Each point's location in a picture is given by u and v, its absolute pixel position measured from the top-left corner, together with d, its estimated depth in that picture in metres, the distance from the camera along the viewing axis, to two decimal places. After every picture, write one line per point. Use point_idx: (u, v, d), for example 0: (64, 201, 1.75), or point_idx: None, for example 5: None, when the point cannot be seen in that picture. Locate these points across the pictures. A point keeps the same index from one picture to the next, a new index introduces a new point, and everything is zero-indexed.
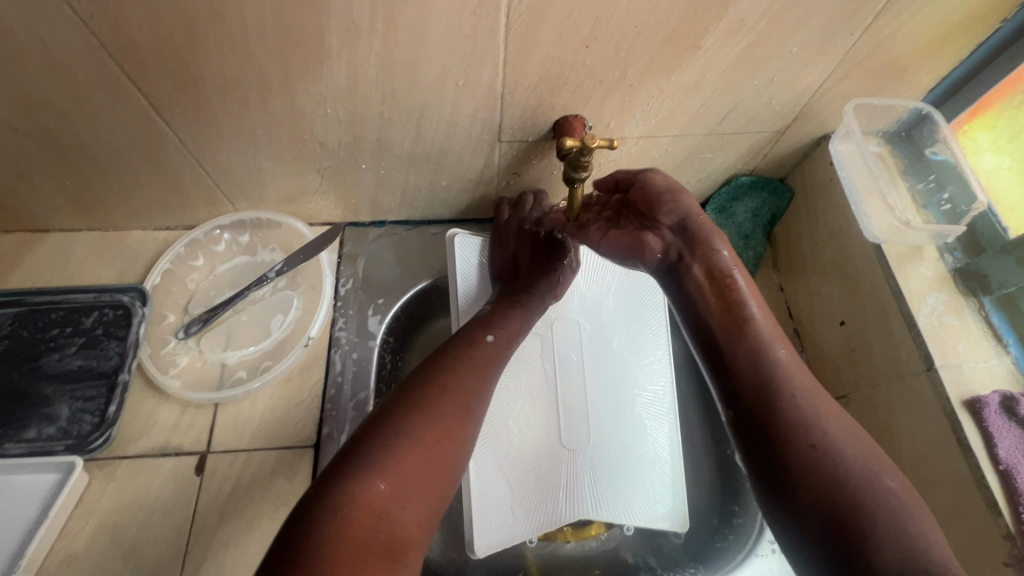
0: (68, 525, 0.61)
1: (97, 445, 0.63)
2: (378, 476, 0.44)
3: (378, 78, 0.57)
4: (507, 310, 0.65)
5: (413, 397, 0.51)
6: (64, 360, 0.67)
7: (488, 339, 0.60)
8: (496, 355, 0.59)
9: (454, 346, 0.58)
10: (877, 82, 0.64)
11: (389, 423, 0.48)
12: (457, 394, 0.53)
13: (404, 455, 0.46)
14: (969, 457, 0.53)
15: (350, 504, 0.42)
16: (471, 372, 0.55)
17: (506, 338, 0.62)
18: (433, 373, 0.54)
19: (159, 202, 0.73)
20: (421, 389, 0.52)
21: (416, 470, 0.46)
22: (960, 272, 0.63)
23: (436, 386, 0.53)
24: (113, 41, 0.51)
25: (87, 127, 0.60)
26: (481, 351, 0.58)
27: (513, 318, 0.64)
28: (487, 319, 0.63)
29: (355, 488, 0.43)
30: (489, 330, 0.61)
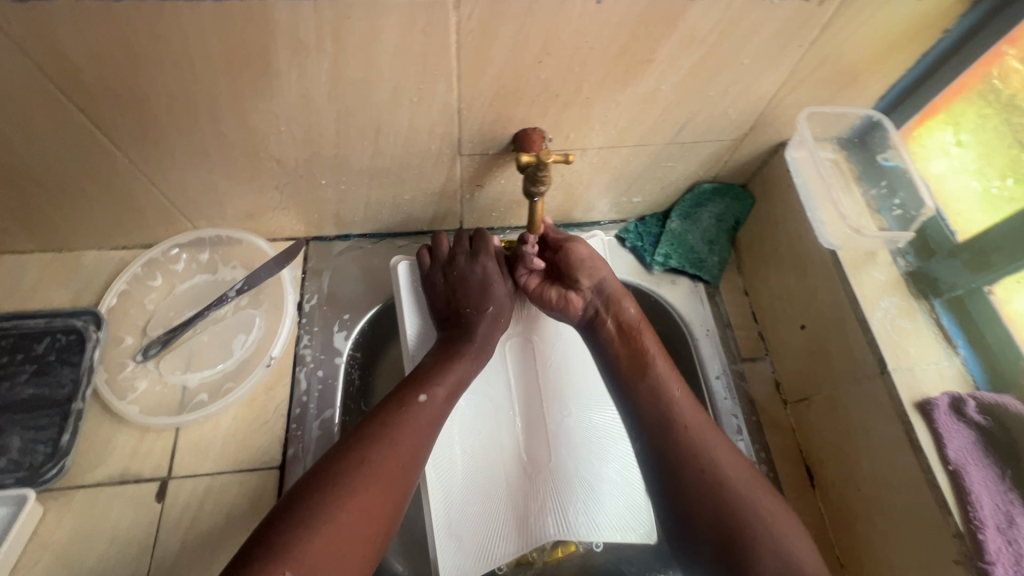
0: (22, 559, 0.59)
1: (52, 475, 0.61)
2: (289, 559, 0.45)
3: (330, 96, 0.56)
4: (449, 363, 0.65)
5: (340, 471, 0.52)
6: (16, 389, 0.65)
7: (421, 399, 0.60)
8: (429, 416, 0.59)
9: (385, 412, 0.58)
10: (829, 91, 0.65)
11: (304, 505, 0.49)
12: (378, 467, 0.53)
13: (313, 540, 0.47)
14: (921, 456, 0.54)
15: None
16: (400, 442, 0.56)
17: (444, 394, 0.62)
18: (357, 446, 0.54)
19: (113, 222, 0.71)
20: (346, 464, 0.53)
21: (326, 554, 0.47)
22: (912, 275, 0.64)
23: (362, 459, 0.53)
24: (50, 63, 0.49)
25: (29, 149, 0.58)
26: (413, 414, 0.58)
27: (452, 369, 0.64)
28: (425, 373, 0.63)
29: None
30: (422, 390, 0.61)
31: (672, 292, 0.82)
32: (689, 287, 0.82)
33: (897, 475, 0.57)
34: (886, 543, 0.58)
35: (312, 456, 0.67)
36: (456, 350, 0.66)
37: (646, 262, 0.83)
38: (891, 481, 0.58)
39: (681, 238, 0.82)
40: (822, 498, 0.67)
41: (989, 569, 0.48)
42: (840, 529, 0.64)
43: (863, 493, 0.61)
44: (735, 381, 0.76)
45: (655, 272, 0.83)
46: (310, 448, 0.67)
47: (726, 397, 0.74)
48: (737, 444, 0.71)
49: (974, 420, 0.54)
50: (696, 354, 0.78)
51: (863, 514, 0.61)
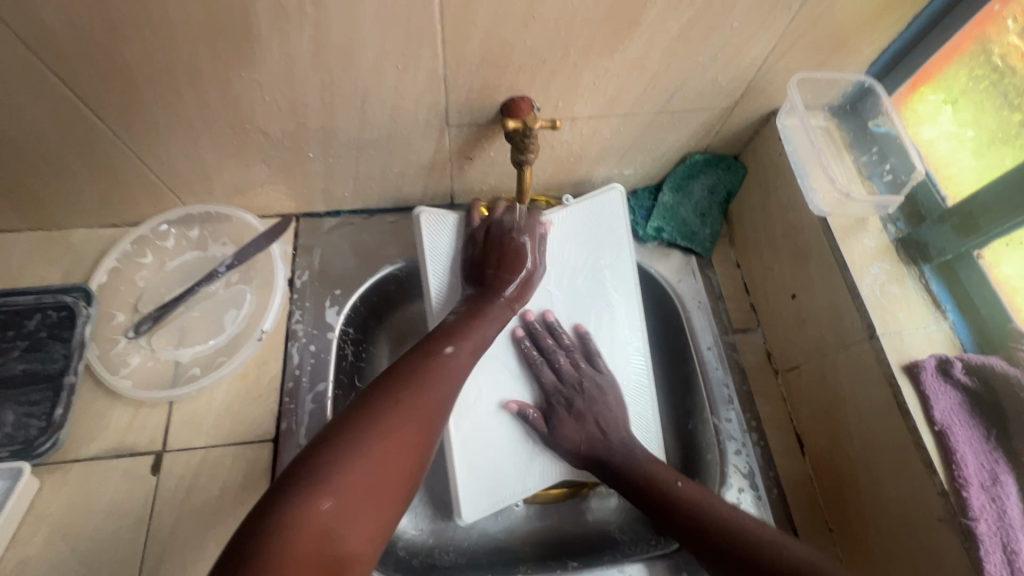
0: (20, 531, 0.60)
1: (45, 448, 0.62)
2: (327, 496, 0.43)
3: (314, 63, 0.55)
4: (474, 321, 0.65)
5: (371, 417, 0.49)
6: (7, 365, 0.65)
7: (448, 350, 0.59)
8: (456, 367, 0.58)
9: (412, 361, 0.57)
10: (820, 56, 0.64)
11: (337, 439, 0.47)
12: (413, 412, 0.51)
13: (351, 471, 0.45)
14: (907, 418, 0.55)
15: (297, 526, 0.40)
16: (429, 389, 0.54)
17: (471, 350, 0.61)
18: (389, 391, 0.52)
19: (101, 198, 0.71)
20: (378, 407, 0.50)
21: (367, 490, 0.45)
22: (902, 241, 0.64)
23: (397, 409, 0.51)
24: (28, 30, 0.49)
25: (12, 122, 0.58)
26: (437, 367, 0.57)
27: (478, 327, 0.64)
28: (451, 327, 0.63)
29: (299, 506, 0.42)
30: (449, 342, 0.60)
31: (665, 265, 0.82)
32: (681, 259, 0.82)
33: (884, 438, 0.58)
34: (870, 502, 0.59)
35: (305, 428, 0.67)
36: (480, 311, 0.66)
37: (638, 235, 0.83)
38: (878, 443, 0.58)
39: (674, 210, 0.82)
40: (812, 464, 0.68)
41: (973, 525, 0.49)
42: (829, 494, 0.65)
43: (852, 457, 0.62)
44: (726, 352, 0.76)
45: (648, 245, 0.83)
46: (303, 422, 0.68)
47: (717, 367, 0.74)
48: (728, 413, 0.71)
49: (961, 381, 0.55)
50: (688, 326, 0.78)
51: (852, 478, 0.62)
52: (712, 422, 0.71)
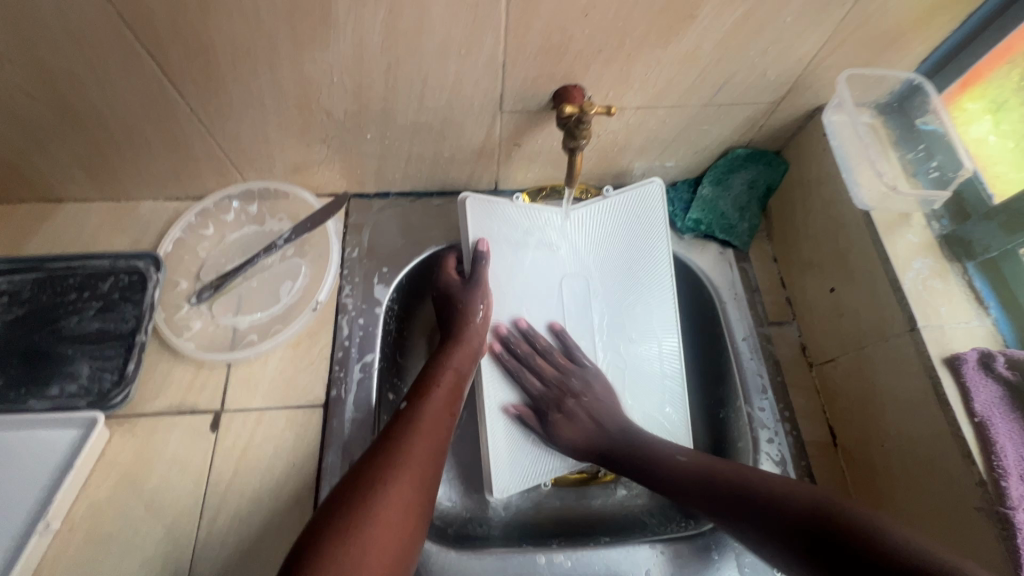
0: (91, 476, 0.64)
1: (117, 401, 0.66)
2: None
3: (383, 47, 0.58)
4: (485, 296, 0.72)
5: (369, 487, 0.52)
6: (83, 323, 0.70)
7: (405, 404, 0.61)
8: (436, 419, 0.60)
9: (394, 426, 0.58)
10: (870, 52, 0.65)
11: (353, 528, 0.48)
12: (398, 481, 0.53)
13: None
14: (946, 409, 0.56)
15: None
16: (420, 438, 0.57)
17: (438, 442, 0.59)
18: (355, 476, 0.53)
19: (171, 172, 0.75)
20: (368, 504, 0.50)
21: None
22: (946, 238, 0.65)
23: (400, 440, 0.56)
24: (128, 9, 0.53)
25: (100, 95, 0.62)
26: (420, 440, 0.57)
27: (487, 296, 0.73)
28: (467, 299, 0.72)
29: None
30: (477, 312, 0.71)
31: (699, 257, 0.83)
32: (718, 252, 0.84)
33: (921, 429, 0.59)
34: (905, 493, 0.60)
35: (353, 395, 0.71)
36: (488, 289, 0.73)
37: (676, 227, 0.84)
38: (916, 434, 0.59)
39: (713, 203, 0.83)
40: (845, 457, 0.69)
41: (1011, 514, 0.50)
42: (861, 485, 0.66)
43: (888, 448, 0.63)
44: (761, 342, 0.77)
45: (684, 237, 0.85)
46: (351, 390, 0.71)
47: (751, 357, 0.76)
48: (762, 403, 0.73)
49: (1004, 375, 0.55)
50: (724, 317, 0.79)
51: (887, 469, 0.63)
52: (745, 411, 0.72)
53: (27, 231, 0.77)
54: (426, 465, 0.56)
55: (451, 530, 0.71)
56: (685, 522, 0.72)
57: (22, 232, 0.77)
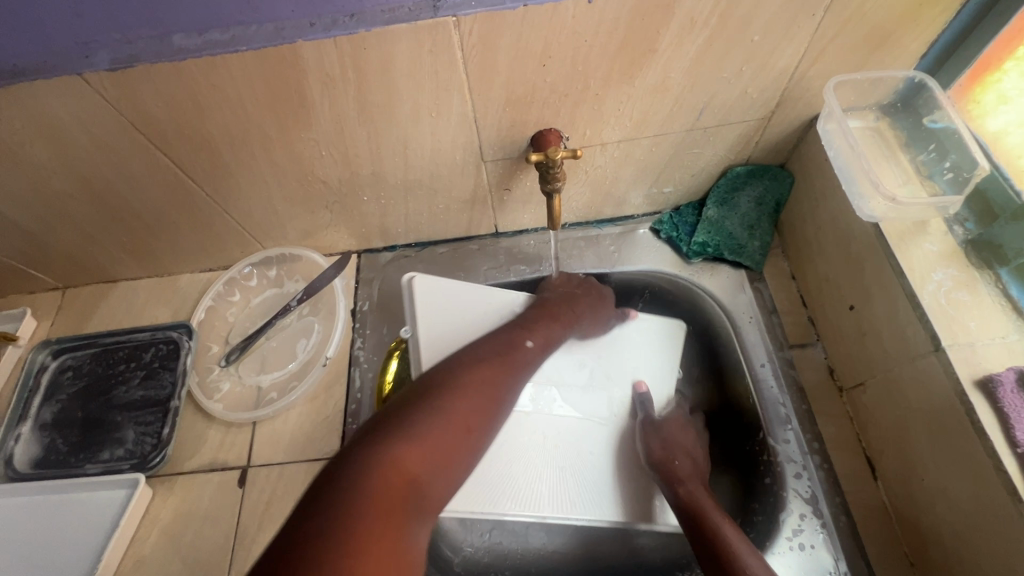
0: (137, 533, 0.70)
1: (157, 462, 0.73)
2: (398, 443, 0.45)
3: (359, 120, 0.63)
4: (552, 320, 0.67)
5: (464, 368, 0.53)
6: (130, 391, 0.78)
7: (528, 343, 0.61)
8: (532, 360, 0.60)
9: (498, 342, 0.59)
10: (859, 56, 0.61)
11: (440, 380, 0.51)
12: (489, 384, 0.53)
13: (435, 427, 0.47)
14: (984, 440, 0.50)
15: (384, 469, 0.43)
16: (512, 371, 0.56)
17: (543, 346, 0.63)
18: (472, 356, 0.55)
19: (200, 247, 0.83)
20: (409, 433, 0.46)
21: (440, 441, 0.47)
22: (972, 244, 0.59)
23: (504, 349, 0.58)
24: (140, 118, 0.60)
25: (131, 191, 0.70)
26: (522, 352, 0.59)
27: (554, 329, 0.66)
28: (528, 323, 0.65)
29: (381, 452, 0.44)
30: (529, 336, 0.62)
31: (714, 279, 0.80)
32: (730, 274, 0.80)
33: (961, 461, 0.53)
34: (954, 530, 0.54)
35: None
36: (554, 310, 0.68)
37: (683, 252, 0.82)
38: (958, 469, 0.53)
39: (719, 224, 0.80)
40: (886, 491, 0.63)
41: None
42: (906, 519, 0.60)
43: (928, 482, 0.57)
44: (783, 368, 0.72)
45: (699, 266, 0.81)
46: None
47: (772, 383, 0.71)
48: (786, 434, 0.68)
49: None
50: (741, 343, 0.75)
51: (931, 504, 0.57)
52: (769, 444, 0.68)
53: (88, 309, 0.87)
54: (495, 397, 0.53)
55: None
56: None
57: (83, 312, 0.87)
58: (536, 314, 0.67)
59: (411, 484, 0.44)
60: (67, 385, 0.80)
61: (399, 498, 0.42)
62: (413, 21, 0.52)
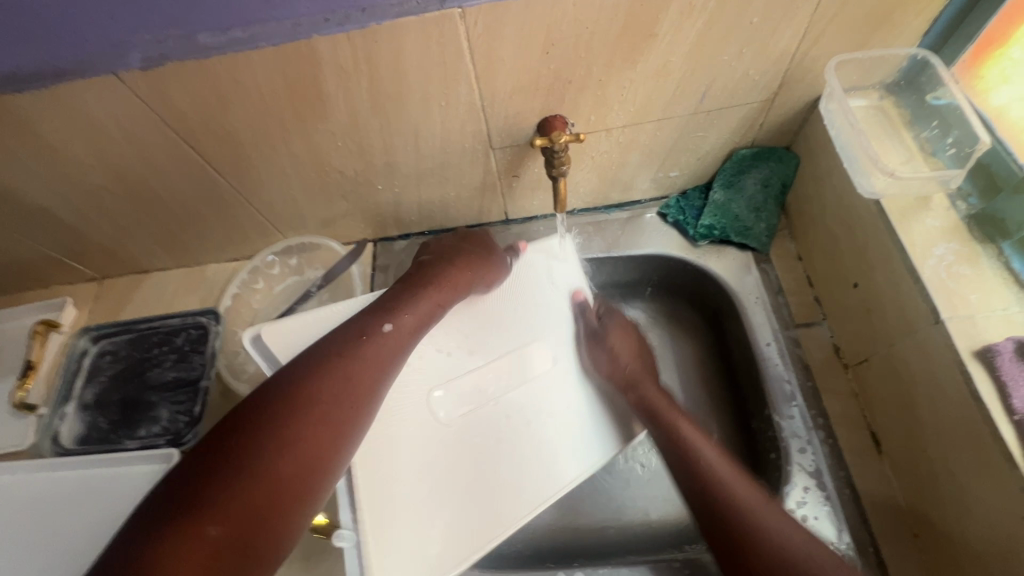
0: None
1: (189, 438, 0.78)
2: (215, 514, 0.42)
3: (372, 110, 0.66)
4: (417, 292, 0.63)
5: (299, 395, 0.49)
6: (164, 373, 0.83)
7: (386, 328, 0.57)
8: (391, 348, 0.57)
9: (343, 339, 0.55)
10: (860, 36, 0.62)
11: (260, 415, 0.47)
12: (332, 401, 0.50)
13: (258, 480, 0.45)
14: (982, 409, 0.51)
15: (190, 543, 0.41)
16: (362, 374, 0.53)
17: (410, 326, 0.60)
18: (309, 371, 0.51)
19: (225, 238, 0.87)
20: (222, 500, 0.43)
21: (266, 494, 0.45)
22: (975, 219, 0.59)
23: (349, 349, 0.54)
24: (166, 113, 0.64)
25: (160, 183, 0.75)
26: (373, 342, 0.56)
27: (416, 300, 0.62)
28: (385, 305, 0.60)
29: (191, 524, 0.42)
30: (387, 319, 0.58)
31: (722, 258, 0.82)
32: (737, 256, 0.81)
33: (962, 431, 0.53)
34: (954, 499, 0.55)
35: None
36: (424, 281, 0.64)
37: (689, 235, 0.83)
38: (959, 440, 0.54)
39: (725, 207, 0.81)
40: (891, 465, 0.64)
41: None
42: (910, 492, 0.61)
43: (930, 454, 0.58)
44: (788, 347, 0.73)
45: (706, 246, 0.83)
46: None
47: (778, 362, 0.72)
48: (791, 411, 0.69)
49: None
50: (746, 323, 0.76)
51: (933, 476, 0.58)
52: (772, 419, 0.69)
53: (124, 298, 0.93)
54: (345, 404, 0.51)
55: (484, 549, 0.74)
56: None
57: (120, 300, 0.93)
58: (404, 290, 0.63)
59: (239, 552, 0.43)
60: (105, 368, 0.85)
61: (214, 574, 0.41)
62: (421, 14, 0.55)
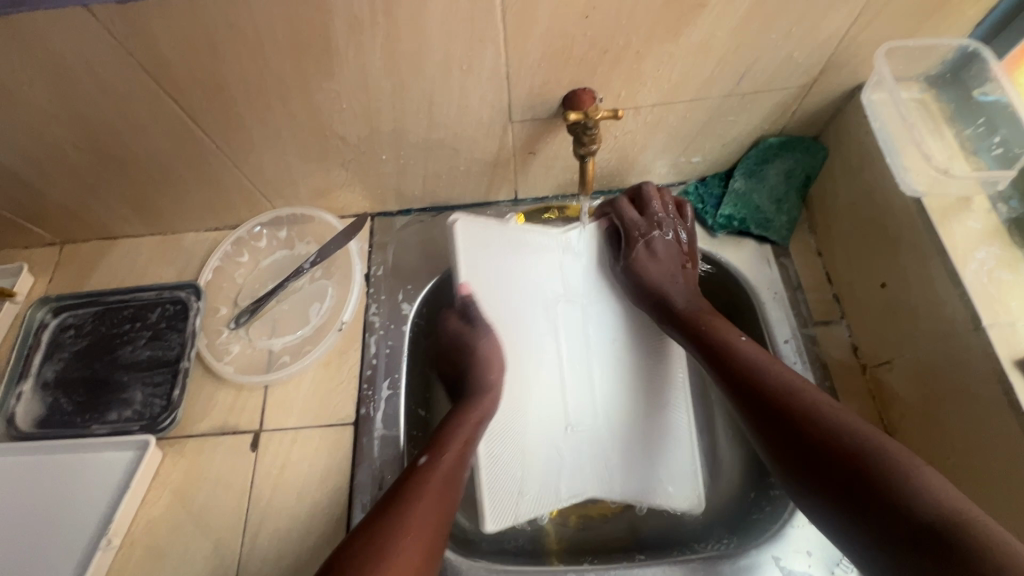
0: (147, 495, 0.69)
1: (166, 424, 0.71)
2: None
3: (385, 71, 0.59)
4: (456, 420, 0.64)
5: (371, 539, 0.50)
6: (136, 351, 0.75)
7: (421, 460, 0.59)
8: (440, 470, 0.58)
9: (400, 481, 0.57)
10: (913, 22, 0.58)
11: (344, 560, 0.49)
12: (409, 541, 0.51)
13: None
14: (1022, 420, 0.50)
15: None
16: (425, 503, 0.54)
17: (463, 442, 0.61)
18: (377, 517, 0.53)
19: (206, 205, 0.79)
20: None
21: None
22: (1015, 223, 0.58)
23: (409, 486, 0.56)
24: (148, 59, 0.56)
25: (135, 140, 0.66)
26: (419, 475, 0.57)
27: (448, 427, 0.63)
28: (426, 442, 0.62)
29: None
30: (422, 453, 0.60)
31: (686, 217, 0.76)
32: (755, 249, 0.78)
33: (996, 442, 0.53)
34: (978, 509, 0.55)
35: (381, 415, 0.71)
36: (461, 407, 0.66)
37: (707, 225, 0.79)
38: (989, 447, 0.53)
39: (747, 197, 0.77)
40: None
41: None
42: None
43: (954, 460, 0.57)
44: (806, 345, 0.71)
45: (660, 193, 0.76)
46: (379, 408, 0.72)
47: (796, 361, 0.70)
48: None
49: None
50: (764, 318, 0.73)
51: (957, 483, 0.57)
52: None
53: (88, 267, 0.83)
54: (425, 532, 0.52)
55: (481, 544, 0.70)
56: (728, 540, 0.68)
57: (83, 269, 0.83)
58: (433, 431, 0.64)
59: None
60: (68, 344, 0.77)
61: None
62: None
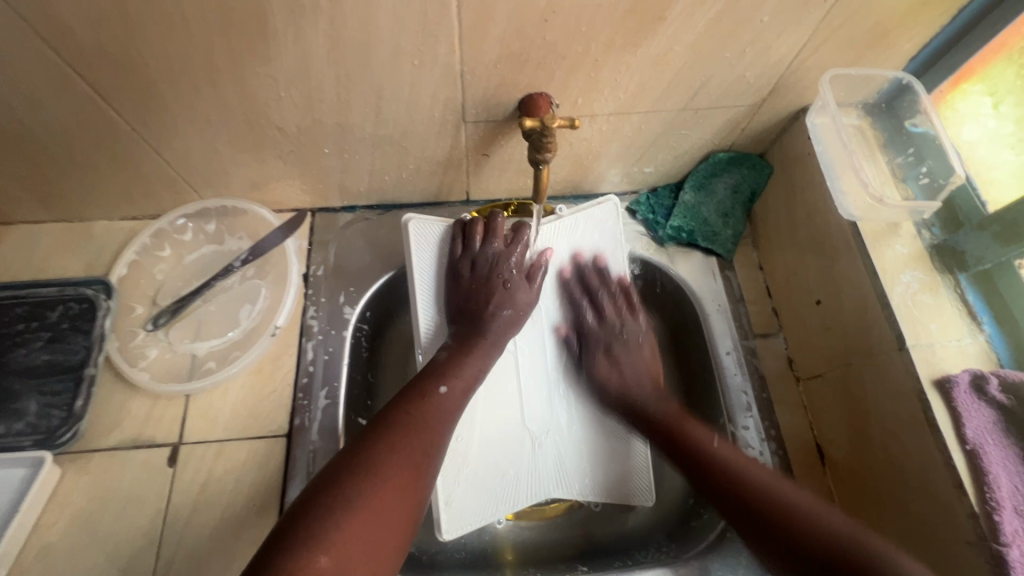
0: (41, 519, 0.61)
1: (67, 438, 0.63)
2: (323, 551, 0.44)
3: (329, 59, 0.55)
4: (464, 356, 0.65)
5: (367, 464, 0.50)
6: (31, 356, 0.67)
7: (442, 390, 0.60)
8: (450, 407, 0.59)
9: (407, 400, 0.58)
10: (855, 52, 0.61)
11: (349, 465, 0.50)
12: (410, 454, 0.53)
13: (352, 515, 0.46)
14: (937, 434, 0.54)
15: None
16: (426, 430, 0.56)
17: (463, 387, 0.62)
18: (383, 434, 0.53)
19: (121, 192, 0.71)
20: (323, 531, 0.45)
21: (360, 539, 0.46)
22: (937, 248, 0.62)
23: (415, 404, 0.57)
24: (46, 25, 0.49)
25: (34, 116, 0.58)
26: (435, 404, 0.58)
27: (467, 364, 0.64)
28: (442, 366, 0.63)
29: (296, 563, 0.42)
30: (443, 381, 0.61)
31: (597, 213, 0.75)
32: (702, 260, 0.79)
33: (914, 456, 0.56)
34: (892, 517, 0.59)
35: (317, 428, 0.67)
36: (472, 344, 0.66)
37: (657, 235, 0.80)
38: (907, 461, 0.57)
39: (695, 210, 0.78)
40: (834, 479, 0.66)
41: (1005, 551, 0.48)
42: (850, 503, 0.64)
43: (876, 472, 0.61)
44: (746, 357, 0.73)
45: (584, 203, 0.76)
46: (315, 418, 0.67)
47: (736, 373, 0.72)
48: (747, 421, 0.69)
49: (996, 399, 0.53)
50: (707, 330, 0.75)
51: (876, 491, 0.61)
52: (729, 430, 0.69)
53: None
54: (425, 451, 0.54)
55: (422, 556, 0.68)
56: (667, 547, 0.69)
57: None
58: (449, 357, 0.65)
59: None
60: None
61: None
62: None
